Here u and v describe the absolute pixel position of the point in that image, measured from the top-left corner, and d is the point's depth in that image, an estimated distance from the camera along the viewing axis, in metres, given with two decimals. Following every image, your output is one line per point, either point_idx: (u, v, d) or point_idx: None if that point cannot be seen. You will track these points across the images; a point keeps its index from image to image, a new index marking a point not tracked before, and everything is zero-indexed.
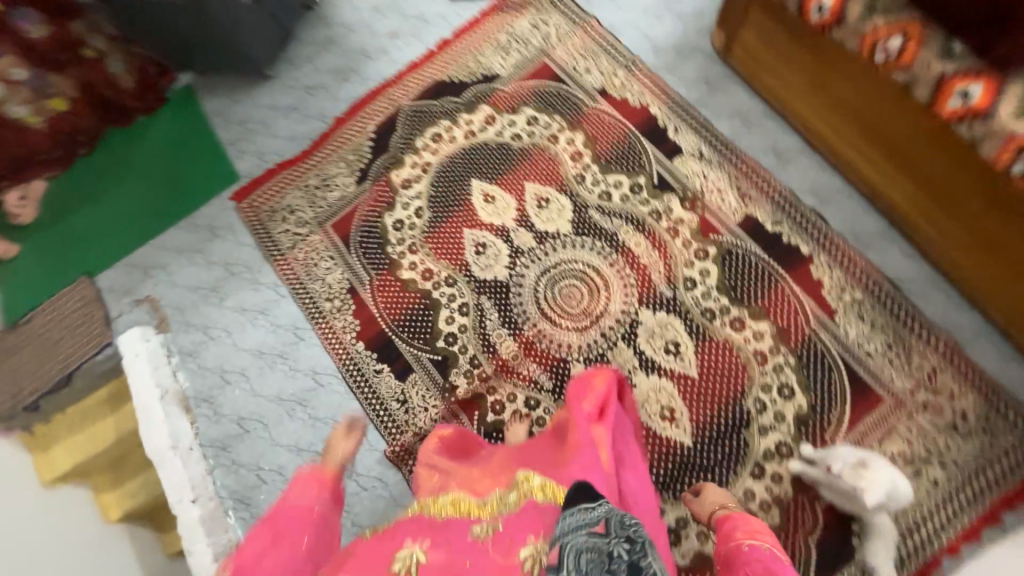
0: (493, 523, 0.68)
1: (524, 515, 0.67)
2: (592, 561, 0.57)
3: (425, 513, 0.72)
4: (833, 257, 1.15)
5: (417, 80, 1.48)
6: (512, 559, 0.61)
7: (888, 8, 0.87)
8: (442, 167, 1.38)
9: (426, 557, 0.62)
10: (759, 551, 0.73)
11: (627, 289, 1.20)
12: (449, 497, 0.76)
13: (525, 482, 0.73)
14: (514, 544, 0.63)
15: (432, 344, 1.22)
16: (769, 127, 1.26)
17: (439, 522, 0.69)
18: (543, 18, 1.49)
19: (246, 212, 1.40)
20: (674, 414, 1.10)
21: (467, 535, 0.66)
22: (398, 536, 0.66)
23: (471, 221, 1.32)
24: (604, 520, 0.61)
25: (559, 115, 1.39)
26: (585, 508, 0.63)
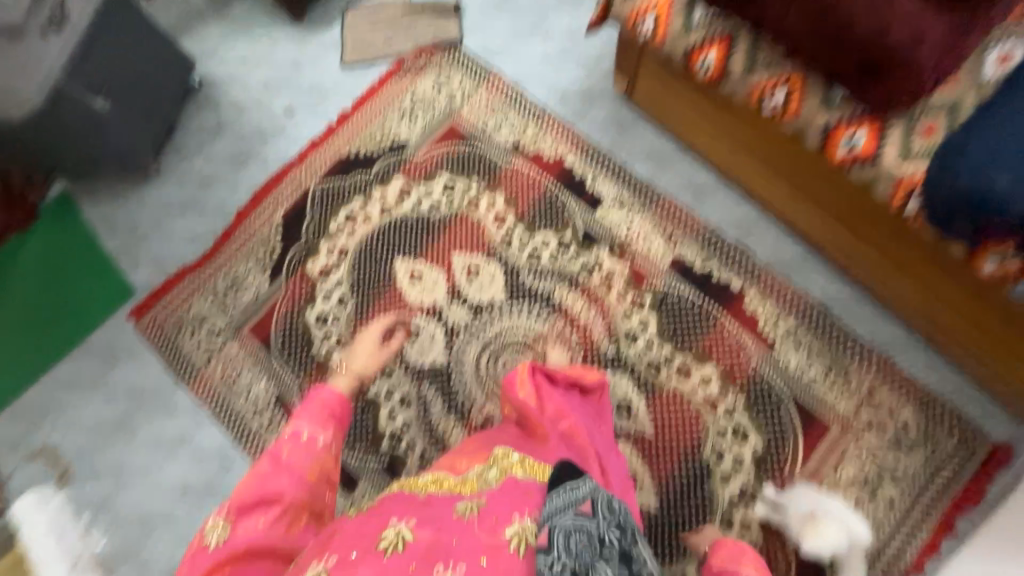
0: (478, 501, 0.72)
1: (508, 494, 0.73)
2: (579, 539, 0.64)
3: (407, 494, 0.74)
4: (762, 289, 1.16)
5: (322, 157, 1.40)
6: (498, 539, 0.65)
7: (769, 61, 0.89)
8: (361, 249, 1.31)
9: (414, 533, 0.63)
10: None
11: (570, 352, 1.17)
12: (433, 480, 0.80)
13: (506, 458, 0.81)
14: (500, 523, 0.67)
15: (376, 446, 1.14)
16: (683, 166, 1.28)
17: (424, 503, 0.72)
18: (444, 76, 1.45)
19: (150, 331, 1.27)
20: (637, 479, 1.07)
21: (452, 516, 0.69)
22: (384, 513, 0.68)
23: (399, 304, 1.25)
24: (588, 501, 0.70)
25: (475, 178, 1.35)
26: (571, 489, 0.72)
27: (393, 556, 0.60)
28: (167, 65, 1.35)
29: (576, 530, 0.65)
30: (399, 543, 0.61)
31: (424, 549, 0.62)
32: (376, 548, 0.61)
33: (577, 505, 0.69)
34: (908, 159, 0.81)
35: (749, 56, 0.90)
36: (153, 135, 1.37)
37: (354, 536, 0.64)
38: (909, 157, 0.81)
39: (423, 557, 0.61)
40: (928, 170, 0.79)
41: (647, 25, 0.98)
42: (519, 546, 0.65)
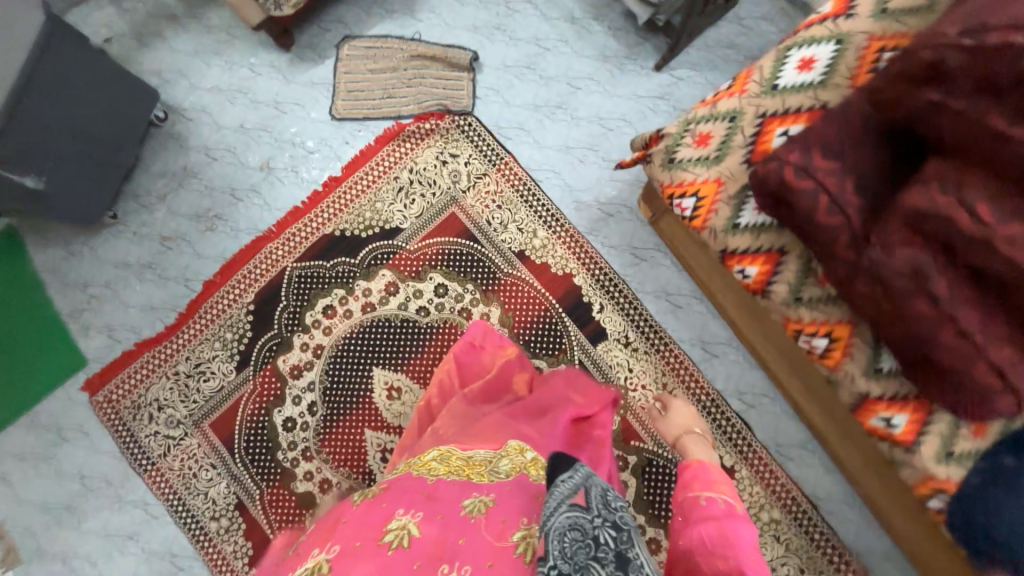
0: (486, 496, 0.65)
1: (517, 496, 0.66)
2: (575, 538, 0.50)
3: (413, 480, 0.68)
4: (755, 471, 1.09)
5: (301, 232, 1.23)
6: (506, 541, 0.58)
7: (816, 299, 0.74)
8: (337, 351, 1.19)
9: (419, 529, 0.57)
10: (716, 506, 0.66)
11: None
12: (440, 458, 0.74)
13: (518, 454, 0.77)
14: (506, 527, 0.60)
15: None
16: (696, 313, 1.15)
17: (431, 492, 0.64)
18: (450, 150, 1.26)
19: (103, 410, 1.19)
20: None
21: (457, 508, 0.62)
22: (391, 503, 0.62)
23: (374, 421, 1.16)
24: (584, 492, 0.55)
25: (472, 283, 1.21)
26: (564, 479, 0.56)
27: (396, 549, 0.54)
28: (121, 102, 1.16)
29: (571, 527, 0.51)
30: (403, 536, 0.56)
31: (428, 547, 0.55)
32: (380, 541, 0.55)
33: (570, 496, 0.54)
34: (945, 462, 0.70)
35: (794, 285, 0.75)
36: (107, 181, 1.20)
37: (356, 527, 0.57)
38: (947, 459, 0.70)
39: (426, 554, 0.54)
40: (967, 483, 0.69)
41: (683, 207, 0.80)
42: (524, 551, 0.56)
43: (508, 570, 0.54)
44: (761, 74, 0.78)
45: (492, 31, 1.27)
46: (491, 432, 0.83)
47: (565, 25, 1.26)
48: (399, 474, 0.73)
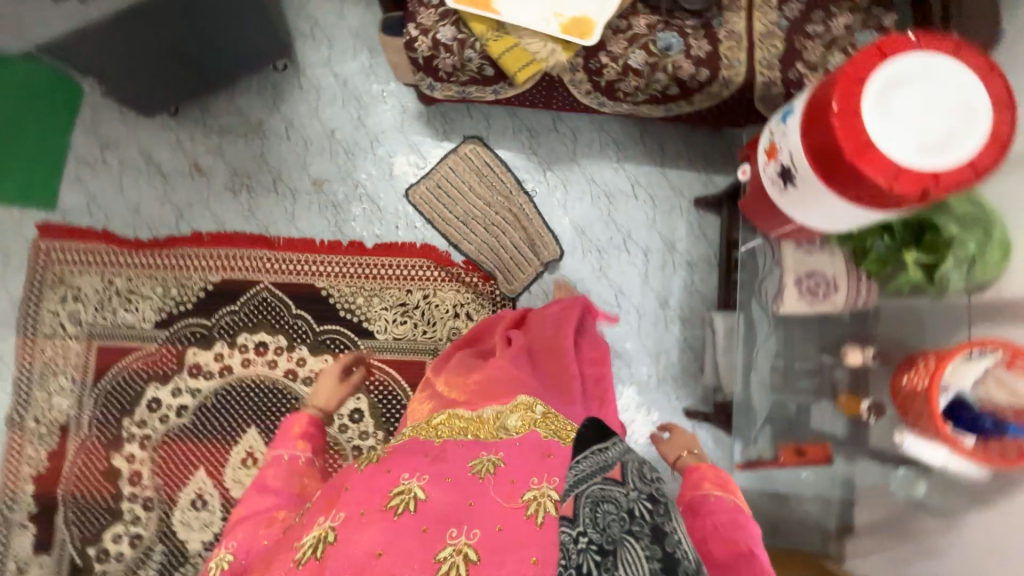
0: (496, 457, 0.63)
1: (525, 457, 0.63)
2: (604, 510, 0.56)
3: (421, 442, 0.67)
4: None
5: (295, 264, 1.17)
6: (515, 503, 0.56)
7: None
8: (239, 384, 1.14)
9: (425, 493, 0.57)
10: (724, 504, 0.68)
11: None
12: (449, 422, 0.72)
13: (525, 405, 0.74)
14: (516, 488, 0.58)
15: (83, 545, 1.09)
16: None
17: (437, 454, 0.63)
18: (469, 310, 1.16)
19: (36, 255, 1.17)
20: None
21: (465, 470, 0.60)
22: (395, 468, 0.61)
23: (213, 467, 1.12)
24: (618, 467, 0.63)
25: (383, 433, 1.13)
26: (600, 452, 0.65)
27: (402, 517, 0.55)
28: (249, 42, 1.10)
29: (603, 497, 0.58)
30: (410, 502, 0.56)
31: (437, 509, 0.55)
32: (385, 507, 0.56)
33: (605, 471, 0.62)
34: None
35: None
36: (181, 87, 1.13)
37: (363, 492, 0.58)
38: None
39: (434, 517, 0.54)
40: None
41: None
42: (536, 514, 0.56)
43: (524, 536, 0.53)
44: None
45: (591, 247, 1.18)
46: (502, 385, 0.80)
47: (652, 301, 1.16)
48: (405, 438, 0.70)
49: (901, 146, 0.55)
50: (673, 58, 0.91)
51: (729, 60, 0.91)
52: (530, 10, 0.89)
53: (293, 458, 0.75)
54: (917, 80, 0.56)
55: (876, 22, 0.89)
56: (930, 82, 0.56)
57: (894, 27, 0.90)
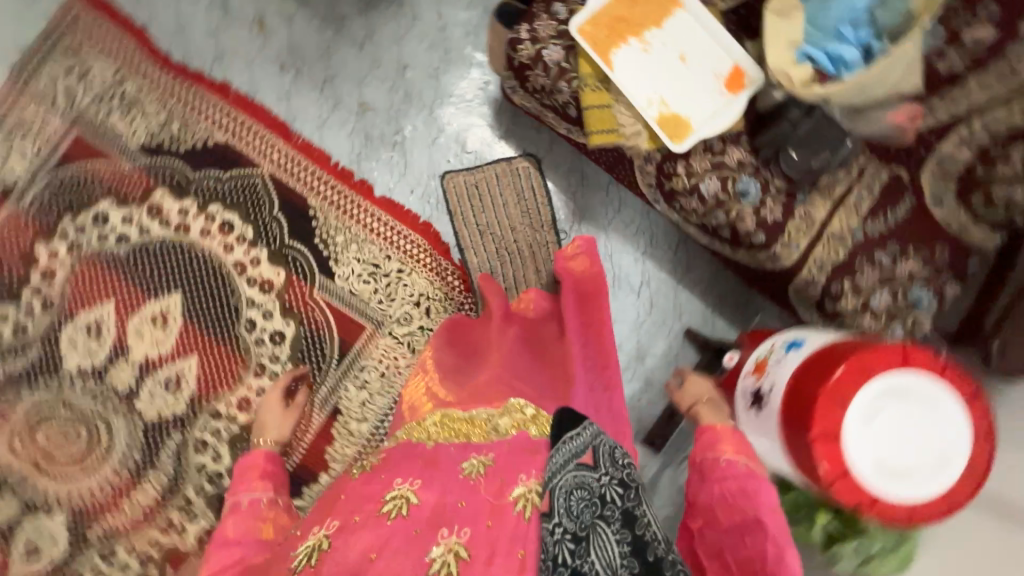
0: (485, 457, 0.65)
1: (513, 454, 0.66)
2: (580, 499, 0.58)
3: (415, 446, 0.71)
4: None
5: (300, 170, 1.13)
6: (502, 500, 0.60)
7: None
8: (187, 248, 1.11)
9: (417, 496, 0.60)
10: (738, 468, 0.64)
11: (84, 494, 1.07)
12: (439, 421, 0.73)
13: (519, 411, 0.72)
14: (506, 485, 0.61)
15: None
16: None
17: (430, 457, 0.67)
18: (430, 305, 1.14)
19: (65, 14, 1.10)
20: None
21: (455, 472, 0.64)
22: (388, 473, 0.66)
23: (124, 307, 1.10)
24: (592, 450, 0.63)
25: (292, 367, 1.12)
26: (570, 439, 0.63)
27: (396, 519, 0.59)
28: None
29: (579, 489, 0.59)
30: (403, 507, 0.60)
31: (426, 513, 0.59)
32: (379, 512, 0.60)
33: (577, 458, 0.62)
34: None
35: None
36: None
37: (357, 501, 0.63)
38: None
39: (424, 520, 0.58)
40: None
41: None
42: (524, 509, 0.59)
43: (508, 530, 0.57)
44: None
45: None
46: (500, 383, 0.77)
47: None
48: (399, 441, 0.74)
49: (861, 452, 0.53)
50: (742, 206, 0.86)
51: (788, 241, 0.87)
52: (641, 84, 0.86)
53: (256, 501, 0.76)
54: (915, 399, 0.54)
55: (937, 285, 0.85)
56: (925, 405, 0.53)
57: (949, 300, 0.86)
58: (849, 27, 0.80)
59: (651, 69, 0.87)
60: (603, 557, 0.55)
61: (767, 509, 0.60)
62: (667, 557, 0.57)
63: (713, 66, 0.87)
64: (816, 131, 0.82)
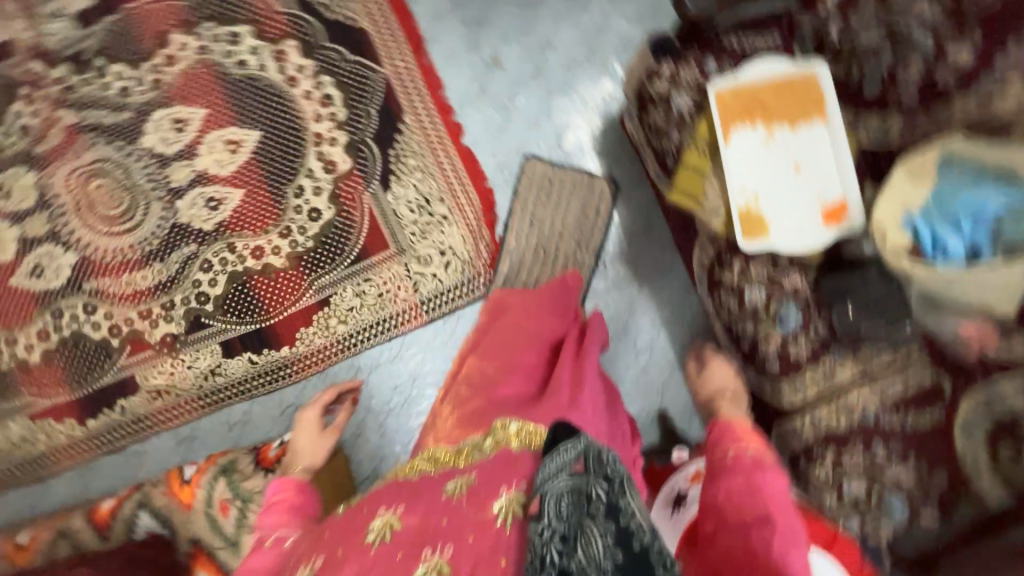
0: (467, 477, 0.65)
1: (495, 467, 0.66)
2: (571, 501, 0.53)
3: (399, 483, 0.69)
4: (73, 440, 1.19)
5: (411, 87, 1.19)
6: (485, 513, 0.58)
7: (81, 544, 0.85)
8: (286, 99, 1.19)
9: (401, 523, 0.60)
10: (743, 458, 0.65)
11: (100, 249, 1.19)
12: (428, 457, 0.74)
13: (502, 429, 0.73)
14: (487, 498, 0.60)
15: (96, 52, 1.19)
16: (219, 430, 1.20)
17: (417, 487, 0.66)
18: (453, 260, 1.18)
19: None
20: None
21: (440, 496, 0.63)
22: (373, 505, 0.64)
23: (211, 119, 1.19)
24: (583, 456, 0.56)
25: (312, 245, 1.19)
26: (563, 449, 0.57)
27: (380, 548, 0.57)
28: None
29: (570, 492, 0.54)
30: (386, 533, 0.59)
31: (411, 535, 0.58)
32: (363, 540, 0.58)
33: (571, 462, 0.56)
34: None
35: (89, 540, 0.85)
36: None
37: (343, 532, 0.61)
38: None
39: (409, 542, 0.57)
40: None
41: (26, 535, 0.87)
42: (505, 520, 0.57)
43: (489, 542, 0.55)
44: (200, 492, 0.84)
45: None
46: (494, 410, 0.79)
47: None
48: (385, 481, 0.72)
49: None
50: (773, 329, 0.84)
51: (797, 384, 0.85)
52: (742, 169, 0.85)
53: (280, 541, 0.67)
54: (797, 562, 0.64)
55: (915, 502, 0.81)
56: None
57: (923, 526, 0.82)
58: (971, 221, 0.73)
59: (761, 161, 0.85)
60: (591, 561, 0.49)
61: (775, 508, 0.59)
62: (655, 547, 0.50)
63: (820, 189, 0.84)
64: (882, 300, 0.80)
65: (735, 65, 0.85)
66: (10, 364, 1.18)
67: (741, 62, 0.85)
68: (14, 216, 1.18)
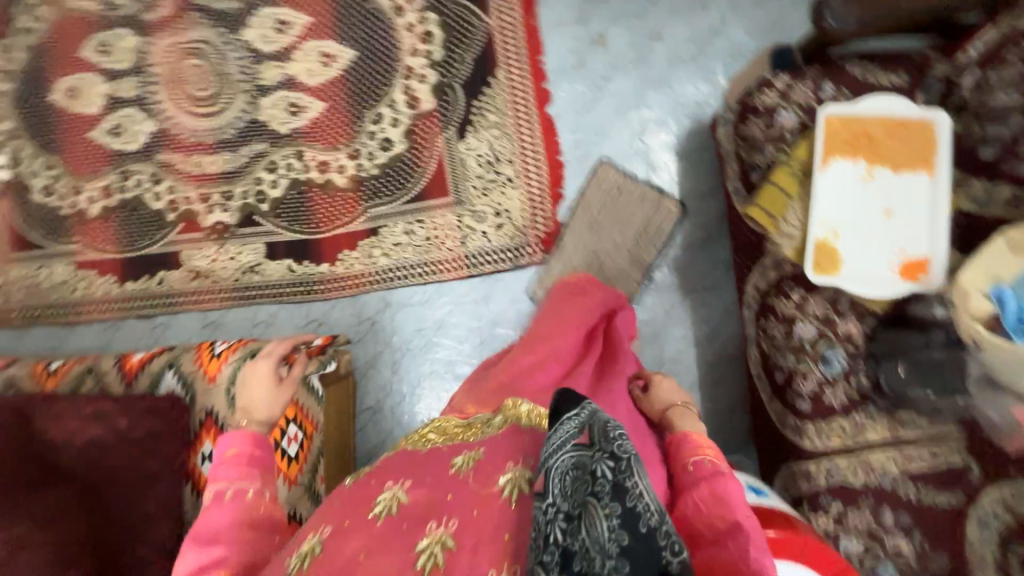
0: (475, 452, 0.63)
1: (505, 442, 0.63)
2: (575, 476, 0.51)
3: (404, 452, 0.67)
4: (109, 296, 1.24)
5: (511, 45, 1.18)
6: (489, 488, 0.57)
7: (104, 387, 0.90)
8: (388, 26, 1.19)
9: (407, 495, 0.59)
10: (705, 466, 0.59)
11: (179, 126, 1.22)
12: (437, 427, 0.72)
13: (512, 407, 0.69)
14: (491, 473, 0.59)
15: None
16: (243, 325, 1.24)
17: (422, 458, 0.65)
18: (506, 223, 1.18)
19: None
20: (70, 94, 1.23)
21: (447, 469, 0.61)
22: (379, 477, 0.63)
23: (312, 28, 1.21)
24: (587, 430, 0.54)
25: (375, 174, 1.20)
26: (568, 421, 0.56)
27: (386, 520, 0.57)
28: None
29: (573, 468, 0.51)
30: (392, 506, 0.58)
31: (418, 508, 0.57)
32: (369, 513, 0.58)
33: (575, 437, 0.54)
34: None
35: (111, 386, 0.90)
36: None
37: (349, 502, 0.61)
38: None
39: (415, 515, 0.56)
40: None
41: (58, 363, 0.93)
42: (511, 494, 0.56)
43: (495, 517, 0.54)
44: (225, 370, 0.87)
45: None
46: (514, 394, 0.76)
47: None
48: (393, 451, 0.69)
49: None
50: (816, 368, 0.82)
51: (823, 428, 0.83)
52: (828, 201, 0.83)
53: (240, 494, 0.62)
54: None
55: None
56: None
57: None
58: None
59: (851, 198, 0.83)
60: (593, 539, 0.47)
61: (744, 512, 0.53)
62: (661, 531, 0.45)
63: (903, 242, 0.82)
64: (939, 366, 0.78)
65: (852, 95, 0.83)
66: (73, 210, 1.23)
67: (858, 94, 0.83)
68: (109, 73, 1.23)
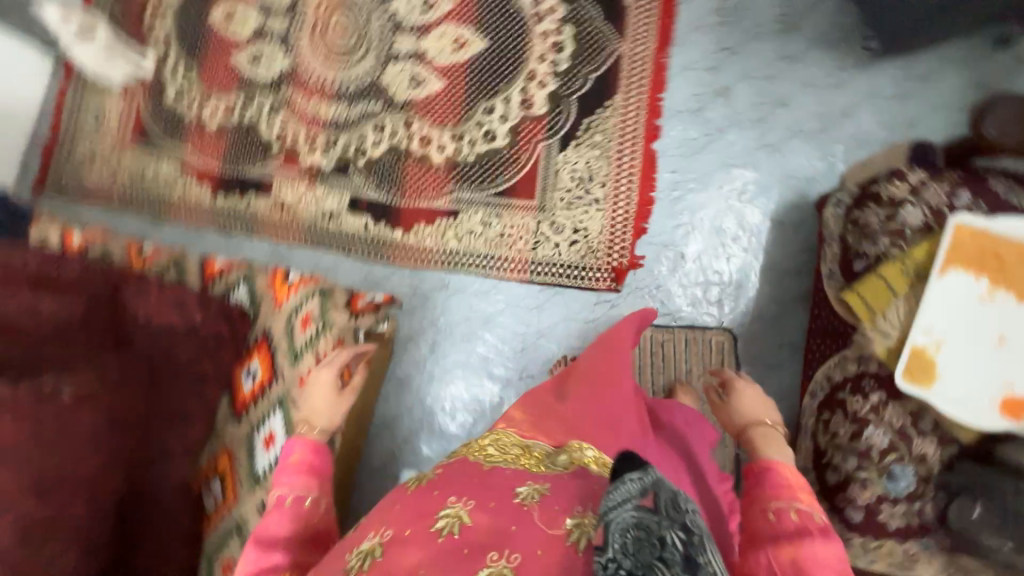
0: (542, 485, 0.58)
1: (571, 482, 0.59)
2: (639, 539, 0.46)
3: (468, 463, 0.63)
4: (200, 204, 1.32)
5: (636, 74, 1.19)
6: (556, 529, 0.53)
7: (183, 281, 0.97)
8: (524, 28, 1.23)
9: (471, 518, 0.54)
10: (786, 519, 0.57)
11: (309, 71, 1.30)
12: (496, 442, 0.68)
13: (578, 450, 0.65)
14: (557, 513, 0.54)
15: None
16: (308, 263, 1.29)
17: (484, 474, 0.60)
18: (580, 241, 1.18)
19: None
20: (225, 19, 1.34)
21: (511, 496, 0.56)
22: (443, 488, 0.58)
23: (454, 14, 1.26)
24: (652, 491, 0.49)
25: (471, 161, 1.23)
26: (628, 478, 0.50)
27: (447, 539, 0.53)
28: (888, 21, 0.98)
29: (637, 530, 0.46)
30: (454, 524, 0.54)
31: (479, 534, 0.52)
32: (431, 527, 0.54)
33: (637, 497, 0.48)
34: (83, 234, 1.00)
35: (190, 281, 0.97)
36: None
37: (410, 512, 0.57)
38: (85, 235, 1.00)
39: (477, 543, 0.52)
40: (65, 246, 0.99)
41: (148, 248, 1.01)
42: (579, 540, 0.52)
43: (561, 563, 0.50)
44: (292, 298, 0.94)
45: None
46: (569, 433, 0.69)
47: None
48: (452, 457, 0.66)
49: None
50: (881, 481, 0.77)
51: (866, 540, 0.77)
52: (936, 311, 0.78)
53: (298, 502, 0.68)
54: None
55: None
56: None
57: None
58: None
59: (964, 314, 0.77)
60: None
61: None
62: None
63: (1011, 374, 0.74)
64: None
65: (988, 211, 0.78)
66: (194, 120, 1.33)
67: (995, 211, 0.78)
68: (265, 10, 1.33)
